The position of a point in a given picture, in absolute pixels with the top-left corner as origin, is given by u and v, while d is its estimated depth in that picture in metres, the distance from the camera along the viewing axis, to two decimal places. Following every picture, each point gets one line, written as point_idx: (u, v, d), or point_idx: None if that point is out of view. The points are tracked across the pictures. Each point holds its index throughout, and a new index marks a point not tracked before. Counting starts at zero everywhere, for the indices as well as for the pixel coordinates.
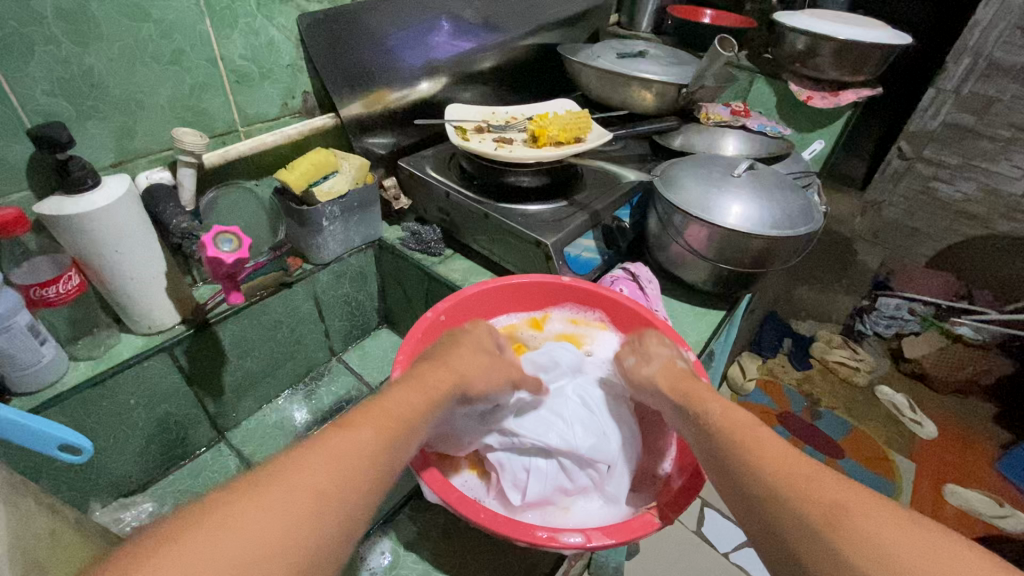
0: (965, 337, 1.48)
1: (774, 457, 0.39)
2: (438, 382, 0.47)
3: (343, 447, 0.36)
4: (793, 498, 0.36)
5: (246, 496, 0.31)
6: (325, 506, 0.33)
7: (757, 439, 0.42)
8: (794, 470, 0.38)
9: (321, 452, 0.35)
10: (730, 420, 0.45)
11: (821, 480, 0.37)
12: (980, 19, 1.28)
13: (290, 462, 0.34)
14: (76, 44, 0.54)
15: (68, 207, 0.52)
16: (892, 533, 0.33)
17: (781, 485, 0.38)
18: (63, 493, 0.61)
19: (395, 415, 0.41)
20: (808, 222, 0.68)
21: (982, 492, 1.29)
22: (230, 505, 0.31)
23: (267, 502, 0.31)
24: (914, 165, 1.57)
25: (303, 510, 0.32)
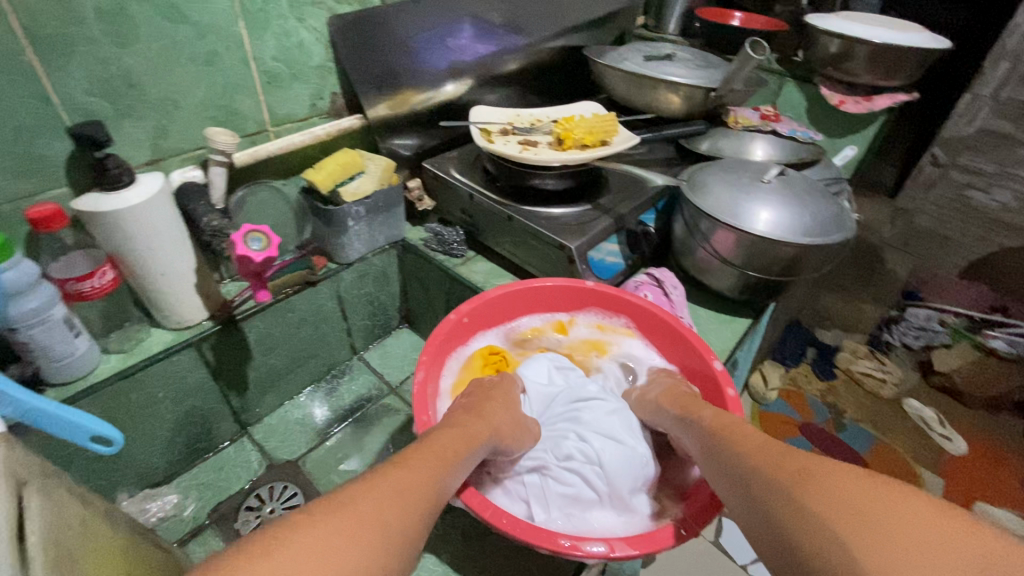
0: (998, 350, 1.42)
1: (752, 442, 0.47)
2: (475, 428, 0.51)
3: (399, 481, 0.40)
4: (763, 466, 0.43)
5: (321, 517, 0.35)
6: (390, 534, 0.36)
7: (748, 442, 0.47)
8: (777, 459, 0.43)
9: (379, 486, 0.39)
10: (729, 431, 0.50)
11: (797, 460, 0.42)
12: (1020, 23, 1.24)
13: (353, 494, 0.37)
14: (116, 45, 0.55)
15: (105, 204, 0.54)
16: (836, 475, 0.39)
17: (756, 466, 0.44)
18: (93, 482, 0.63)
19: (443, 455, 0.46)
20: (841, 229, 0.66)
21: (1012, 511, 1.25)
22: (309, 524, 0.34)
23: (340, 527, 0.34)
24: (948, 172, 1.52)
25: (372, 537, 0.35)
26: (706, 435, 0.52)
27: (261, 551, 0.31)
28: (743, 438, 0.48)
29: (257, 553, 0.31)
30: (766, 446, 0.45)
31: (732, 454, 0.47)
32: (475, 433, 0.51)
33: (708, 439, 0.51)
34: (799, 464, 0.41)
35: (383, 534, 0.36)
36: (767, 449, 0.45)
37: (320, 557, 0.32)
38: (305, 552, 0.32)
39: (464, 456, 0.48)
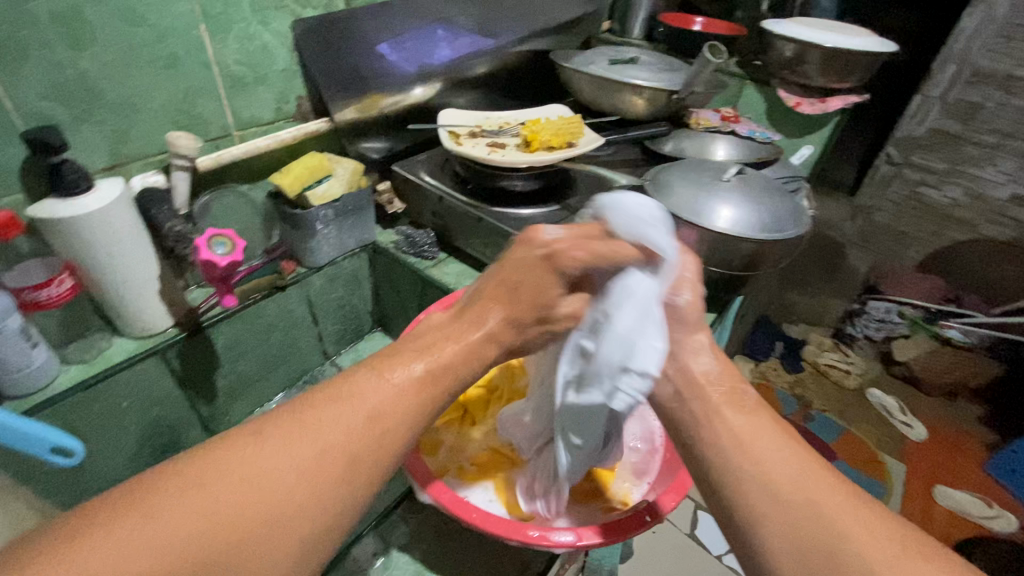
0: (954, 340, 1.50)
1: (746, 429, 0.41)
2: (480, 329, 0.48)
3: (359, 400, 0.38)
4: (760, 465, 0.39)
5: (262, 441, 0.35)
6: (352, 472, 0.36)
7: (769, 466, 0.39)
8: (808, 510, 0.36)
9: (332, 412, 0.37)
10: (741, 440, 0.41)
11: (830, 504, 0.36)
12: (965, 27, 1.31)
13: (301, 418, 0.37)
14: (71, 49, 0.55)
15: (63, 210, 0.53)
16: (844, 512, 0.36)
17: (750, 464, 0.39)
18: (53, 497, 0.61)
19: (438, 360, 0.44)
20: (797, 225, 0.69)
21: (971, 493, 1.32)
22: (251, 447, 0.34)
23: (298, 455, 0.34)
24: (902, 170, 1.58)
25: (330, 473, 0.35)
26: (706, 434, 0.43)
27: (215, 469, 0.32)
28: (760, 455, 0.39)
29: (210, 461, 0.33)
30: (791, 485, 0.37)
31: (748, 479, 0.39)
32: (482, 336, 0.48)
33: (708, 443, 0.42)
34: (833, 522, 0.35)
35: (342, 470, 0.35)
36: (793, 484, 0.37)
37: (269, 486, 0.33)
38: (256, 478, 0.33)
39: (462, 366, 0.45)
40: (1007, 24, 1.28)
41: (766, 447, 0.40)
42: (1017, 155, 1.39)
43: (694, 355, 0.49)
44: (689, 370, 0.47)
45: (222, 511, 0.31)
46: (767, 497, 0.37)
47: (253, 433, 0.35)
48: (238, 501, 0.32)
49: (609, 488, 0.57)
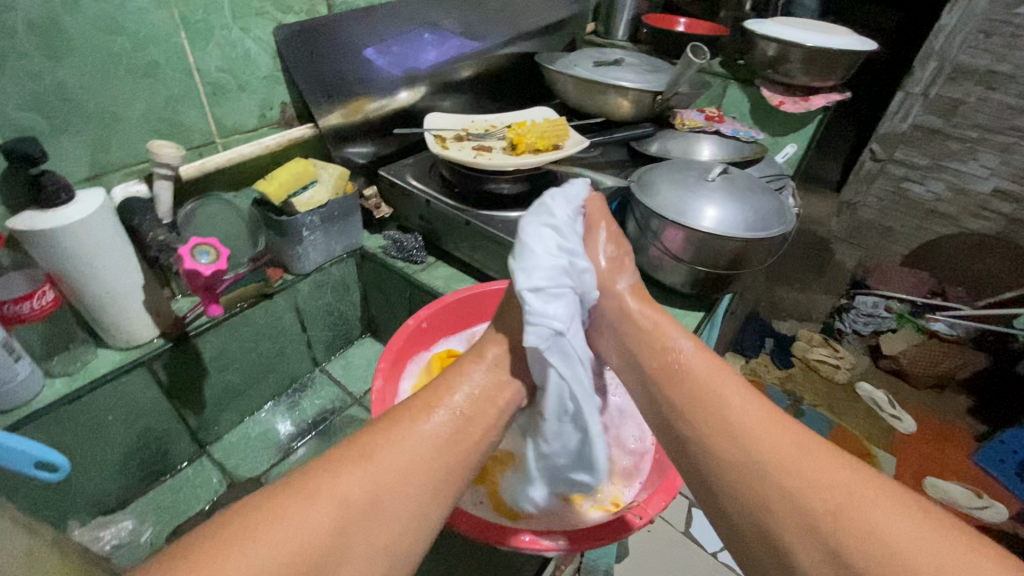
0: (940, 332, 1.55)
1: (708, 383, 0.49)
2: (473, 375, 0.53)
3: (391, 453, 0.41)
4: (725, 416, 0.46)
5: (300, 497, 0.36)
6: (380, 525, 0.38)
7: (763, 440, 0.43)
8: (765, 436, 0.44)
9: (364, 464, 0.40)
10: (732, 414, 0.46)
11: (782, 437, 0.43)
12: (945, 24, 1.33)
13: (335, 472, 0.39)
14: (49, 59, 0.54)
15: (42, 222, 0.52)
16: (791, 440, 0.43)
17: (714, 416, 0.46)
18: (39, 512, 0.60)
19: (455, 416, 0.47)
20: (781, 223, 0.70)
21: (961, 484, 1.33)
22: (286, 504, 0.36)
23: (327, 509, 0.36)
24: (886, 166, 1.61)
25: (359, 527, 0.37)
26: (699, 415, 0.47)
27: (249, 523, 0.34)
28: (753, 430, 0.44)
29: (249, 515, 0.35)
30: (787, 458, 0.42)
31: (747, 456, 0.43)
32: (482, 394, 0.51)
33: (704, 427, 0.46)
34: (774, 446, 0.43)
35: (369, 522, 0.37)
36: (751, 429, 0.44)
37: (301, 535, 0.34)
38: (290, 526, 0.35)
39: (478, 416, 0.49)
40: (986, 21, 1.31)
41: (758, 422, 0.45)
42: (999, 150, 1.41)
43: (637, 335, 0.56)
44: (660, 346, 0.54)
45: (262, 559, 0.32)
46: (761, 472, 0.42)
47: (289, 489, 0.37)
48: (275, 552, 0.33)
49: (600, 489, 0.58)
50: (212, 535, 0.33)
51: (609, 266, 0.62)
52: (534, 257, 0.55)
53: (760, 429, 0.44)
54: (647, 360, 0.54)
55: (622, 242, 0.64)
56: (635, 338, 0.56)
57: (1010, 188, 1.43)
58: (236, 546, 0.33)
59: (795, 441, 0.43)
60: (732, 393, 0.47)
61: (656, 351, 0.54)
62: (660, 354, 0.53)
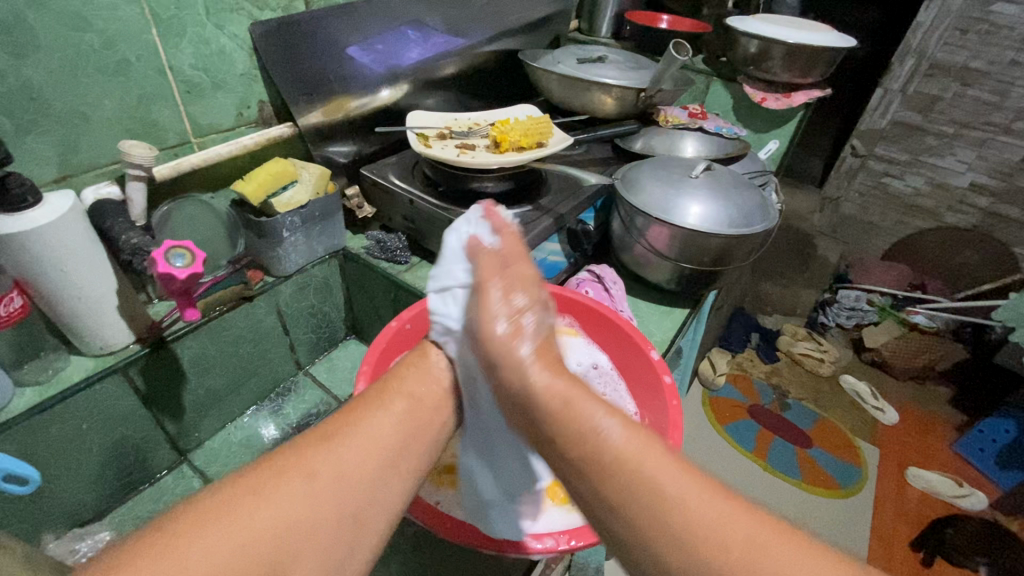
0: (920, 325, 1.57)
1: (639, 460, 0.33)
2: (441, 371, 0.47)
3: (349, 434, 0.37)
4: (660, 508, 0.31)
5: (258, 482, 0.32)
6: (348, 499, 0.34)
7: (719, 542, 0.30)
8: (723, 543, 0.30)
9: (324, 442, 0.36)
10: (661, 498, 0.31)
11: (745, 540, 0.30)
12: (923, 21, 1.35)
13: (294, 453, 0.35)
14: (12, 57, 0.52)
15: (6, 225, 0.50)
16: (764, 547, 0.30)
17: (647, 508, 0.31)
18: (12, 526, 0.58)
19: (416, 400, 0.43)
20: (765, 219, 0.70)
21: (942, 473, 1.36)
22: (244, 489, 0.31)
23: (290, 488, 0.32)
24: (867, 162, 1.63)
25: (324, 502, 0.33)
26: (627, 501, 0.32)
27: (212, 506, 0.30)
28: (710, 535, 0.30)
29: (195, 509, 0.30)
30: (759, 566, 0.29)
31: (705, 567, 0.30)
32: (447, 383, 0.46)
33: (650, 534, 0.31)
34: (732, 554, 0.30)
35: (336, 499, 0.33)
36: (702, 533, 0.30)
37: (265, 516, 0.30)
38: (253, 506, 0.30)
39: (439, 403, 0.45)
40: (962, 18, 1.33)
41: (714, 517, 0.31)
42: (975, 145, 1.44)
43: (534, 401, 0.37)
44: (585, 422, 0.35)
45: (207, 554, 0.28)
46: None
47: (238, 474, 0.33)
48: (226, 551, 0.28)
49: None
50: (168, 526, 0.29)
51: (509, 326, 0.40)
52: (446, 266, 0.46)
53: (720, 526, 0.31)
54: (564, 453, 0.35)
55: (533, 282, 0.44)
56: (543, 419, 0.36)
57: (987, 182, 1.47)
58: (197, 533, 0.28)
59: (755, 531, 0.31)
60: (667, 473, 0.32)
61: (573, 439, 0.34)
62: (581, 443, 0.34)
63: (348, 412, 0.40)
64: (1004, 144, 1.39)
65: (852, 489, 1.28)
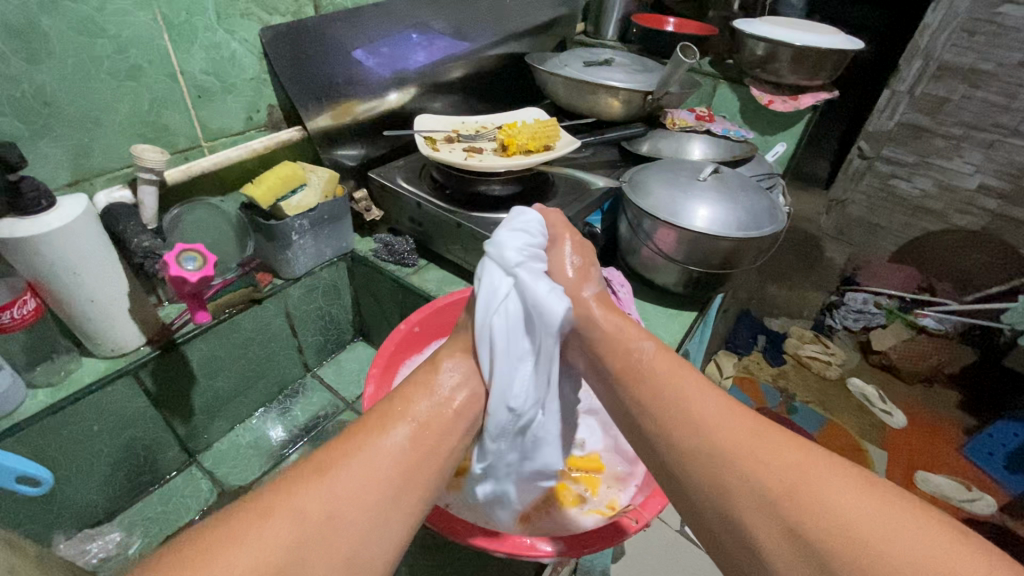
0: (929, 328, 1.58)
1: (670, 380, 0.46)
2: (446, 385, 0.48)
3: (345, 469, 0.37)
4: (678, 413, 0.44)
5: (247, 525, 0.32)
6: (340, 537, 0.34)
7: (722, 427, 0.41)
8: (730, 432, 0.41)
9: (320, 480, 0.36)
10: (686, 408, 0.44)
11: (746, 434, 0.41)
12: (930, 23, 1.34)
13: (289, 491, 0.35)
14: (27, 63, 0.52)
15: (21, 229, 0.50)
16: (772, 450, 0.39)
17: (677, 409, 0.44)
18: (23, 527, 0.58)
19: (421, 423, 0.43)
20: (773, 221, 0.70)
21: (951, 476, 1.35)
22: (232, 532, 0.32)
23: (281, 526, 0.33)
24: (874, 164, 1.62)
25: (315, 538, 0.33)
26: (662, 405, 0.45)
27: (202, 550, 0.31)
28: (713, 423, 0.42)
29: (181, 553, 0.30)
30: (750, 445, 0.40)
31: (710, 444, 0.41)
32: (455, 402, 0.47)
33: (678, 425, 0.43)
34: (733, 439, 0.41)
35: (327, 538, 0.34)
36: (718, 429, 0.41)
37: (256, 554, 0.31)
38: (243, 550, 0.31)
39: (449, 426, 0.45)
40: (970, 20, 1.32)
41: (717, 411, 0.43)
42: (983, 147, 1.43)
43: (595, 333, 0.52)
44: (628, 351, 0.50)
45: None
46: (723, 458, 0.40)
47: (229, 513, 0.33)
48: None
49: (595, 493, 0.58)
50: (161, 569, 0.29)
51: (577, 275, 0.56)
52: (505, 249, 0.53)
53: (725, 419, 0.42)
54: (612, 363, 0.50)
55: (590, 253, 0.59)
56: (601, 345, 0.52)
57: (996, 184, 1.46)
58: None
59: (750, 426, 0.41)
60: (692, 389, 0.45)
61: (620, 356, 0.50)
62: (626, 355, 0.50)
63: (347, 444, 0.40)
64: (1012, 146, 1.39)
65: None
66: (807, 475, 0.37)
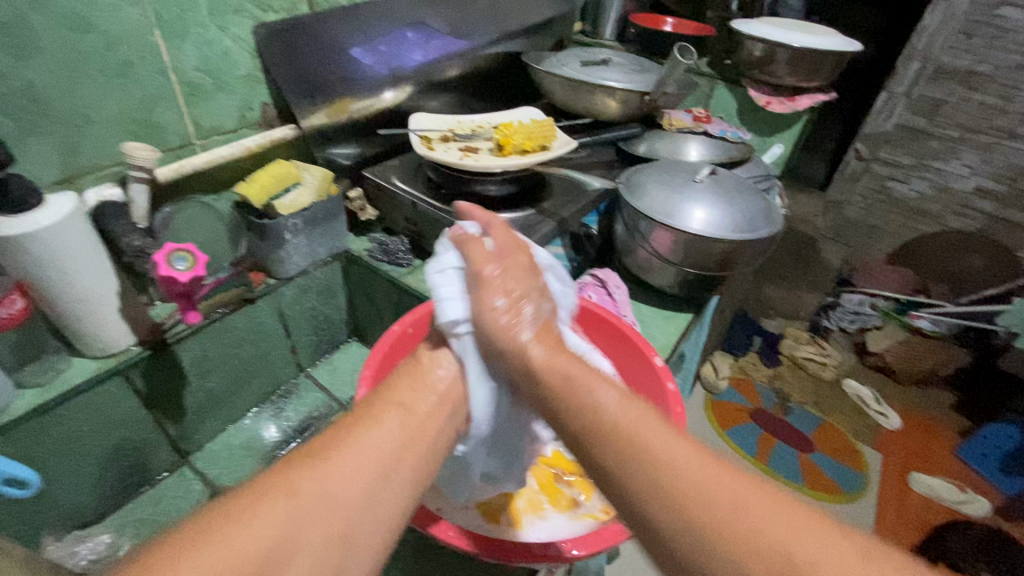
0: (925, 330, 1.57)
1: (640, 431, 0.34)
2: (437, 371, 0.45)
3: (339, 448, 0.36)
4: (649, 478, 0.32)
5: (237, 508, 0.31)
6: (337, 515, 0.33)
7: (706, 503, 0.30)
8: (711, 497, 0.30)
9: (314, 460, 0.34)
10: (656, 465, 0.32)
11: (733, 501, 0.30)
12: (928, 24, 1.36)
13: (282, 471, 0.33)
14: (14, 58, 0.52)
15: (8, 227, 0.50)
16: (766, 516, 0.29)
17: (640, 474, 0.32)
18: (10, 529, 0.58)
19: (411, 407, 0.41)
20: (768, 224, 0.69)
21: (945, 478, 1.35)
22: (221, 516, 0.30)
23: (273, 508, 0.31)
24: (870, 166, 1.62)
25: (311, 518, 0.32)
26: (629, 470, 0.33)
27: (191, 533, 0.29)
28: (692, 487, 0.31)
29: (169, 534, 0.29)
30: (750, 529, 0.28)
31: (698, 532, 0.29)
32: (443, 387, 0.45)
33: (645, 491, 0.32)
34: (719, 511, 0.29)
35: (323, 517, 0.32)
36: (700, 498, 0.30)
37: (246, 538, 0.29)
38: (232, 533, 0.29)
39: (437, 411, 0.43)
40: (967, 22, 1.32)
41: (698, 473, 0.31)
42: (980, 149, 1.43)
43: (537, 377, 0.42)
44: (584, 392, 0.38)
45: None
46: (705, 540, 0.29)
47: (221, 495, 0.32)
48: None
49: (588, 497, 0.58)
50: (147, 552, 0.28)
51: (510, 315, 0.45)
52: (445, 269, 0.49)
53: (712, 491, 0.30)
54: (563, 423, 0.38)
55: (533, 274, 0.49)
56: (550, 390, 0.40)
57: (992, 187, 1.46)
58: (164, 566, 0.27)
59: (744, 493, 0.30)
60: (663, 442, 0.33)
61: (573, 404, 0.38)
62: (578, 409, 0.37)
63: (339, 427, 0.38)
64: (1008, 148, 1.39)
65: (854, 495, 1.28)
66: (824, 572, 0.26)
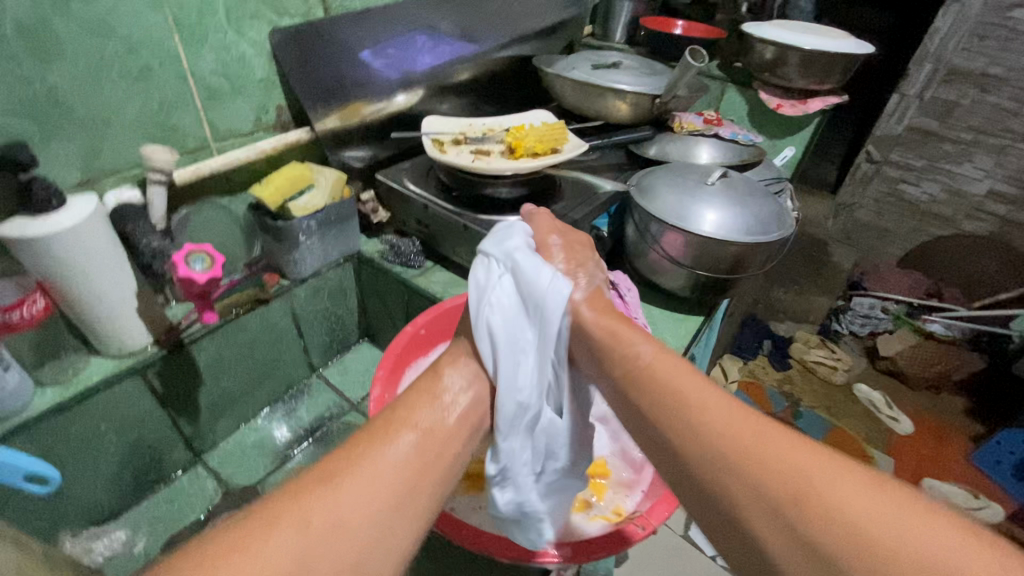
0: (936, 334, 1.58)
1: (675, 381, 0.42)
2: (450, 392, 0.48)
3: (353, 476, 0.37)
4: (683, 418, 0.39)
5: (250, 536, 0.32)
6: (348, 543, 0.34)
7: (727, 434, 0.37)
8: (735, 430, 0.37)
9: (328, 488, 0.36)
10: (690, 408, 0.39)
11: (753, 441, 0.36)
12: (940, 27, 1.32)
13: (295, 499, 0.35)
14: (39, 63, 0.53)
15: (31, 228, 0.50)
16: (785, 453, 0.35)
17: (676, 414, 0.40)
18: (29, 524, 0.59)
19: (425, 430, 0.43)
20: (781, 227, 0.69)
21: (959, 484, 1.33)
22: (234, 544, 0.31)
23: (287, 536, 0.32)
24: (882, 168, 1.61)
25: (322, 547, 0.33)
26: (667, 415, 0.40)
27: (209, 557, 0.30)
28: (718, 427, 0.38)
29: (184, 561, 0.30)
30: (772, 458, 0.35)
31: (721, 460, 0.36)
32: (458, 409, 0.47)
33: (682, 427, 0.39)
34: (742, 447, 0.36)
35: (335, 544, 0.34)
36: (724, 437, 0.37)
37: (261, 565, 0.30)
38: (247, 560, 0.30)
39: (452, 433, 0.45)
40: (981, 24, 1.31)
41: (726, 416, 0.38)
42: (994, 152, 1.42)
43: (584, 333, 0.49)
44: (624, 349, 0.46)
45: None
46: (729, 463, 0.36)
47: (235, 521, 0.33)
48: None
49: (602, 498, 0.58)
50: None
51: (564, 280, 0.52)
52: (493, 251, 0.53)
53: (733, 427, 0.37)
54: (610, 372, 0.46)
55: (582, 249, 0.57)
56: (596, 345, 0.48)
57: (1006, 190, 1.45)
58: None
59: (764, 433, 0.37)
60: (697, 390, 0.40)
61: (616, 356, 0.46)
62: (622, 357, 0.46)
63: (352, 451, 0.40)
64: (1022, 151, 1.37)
65: None
66: (829, 490, 0.32)
